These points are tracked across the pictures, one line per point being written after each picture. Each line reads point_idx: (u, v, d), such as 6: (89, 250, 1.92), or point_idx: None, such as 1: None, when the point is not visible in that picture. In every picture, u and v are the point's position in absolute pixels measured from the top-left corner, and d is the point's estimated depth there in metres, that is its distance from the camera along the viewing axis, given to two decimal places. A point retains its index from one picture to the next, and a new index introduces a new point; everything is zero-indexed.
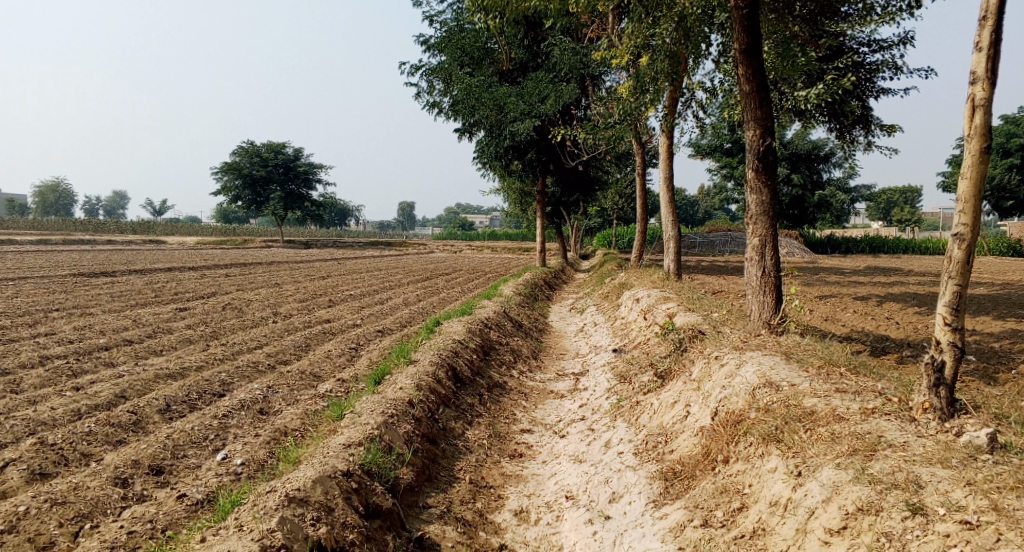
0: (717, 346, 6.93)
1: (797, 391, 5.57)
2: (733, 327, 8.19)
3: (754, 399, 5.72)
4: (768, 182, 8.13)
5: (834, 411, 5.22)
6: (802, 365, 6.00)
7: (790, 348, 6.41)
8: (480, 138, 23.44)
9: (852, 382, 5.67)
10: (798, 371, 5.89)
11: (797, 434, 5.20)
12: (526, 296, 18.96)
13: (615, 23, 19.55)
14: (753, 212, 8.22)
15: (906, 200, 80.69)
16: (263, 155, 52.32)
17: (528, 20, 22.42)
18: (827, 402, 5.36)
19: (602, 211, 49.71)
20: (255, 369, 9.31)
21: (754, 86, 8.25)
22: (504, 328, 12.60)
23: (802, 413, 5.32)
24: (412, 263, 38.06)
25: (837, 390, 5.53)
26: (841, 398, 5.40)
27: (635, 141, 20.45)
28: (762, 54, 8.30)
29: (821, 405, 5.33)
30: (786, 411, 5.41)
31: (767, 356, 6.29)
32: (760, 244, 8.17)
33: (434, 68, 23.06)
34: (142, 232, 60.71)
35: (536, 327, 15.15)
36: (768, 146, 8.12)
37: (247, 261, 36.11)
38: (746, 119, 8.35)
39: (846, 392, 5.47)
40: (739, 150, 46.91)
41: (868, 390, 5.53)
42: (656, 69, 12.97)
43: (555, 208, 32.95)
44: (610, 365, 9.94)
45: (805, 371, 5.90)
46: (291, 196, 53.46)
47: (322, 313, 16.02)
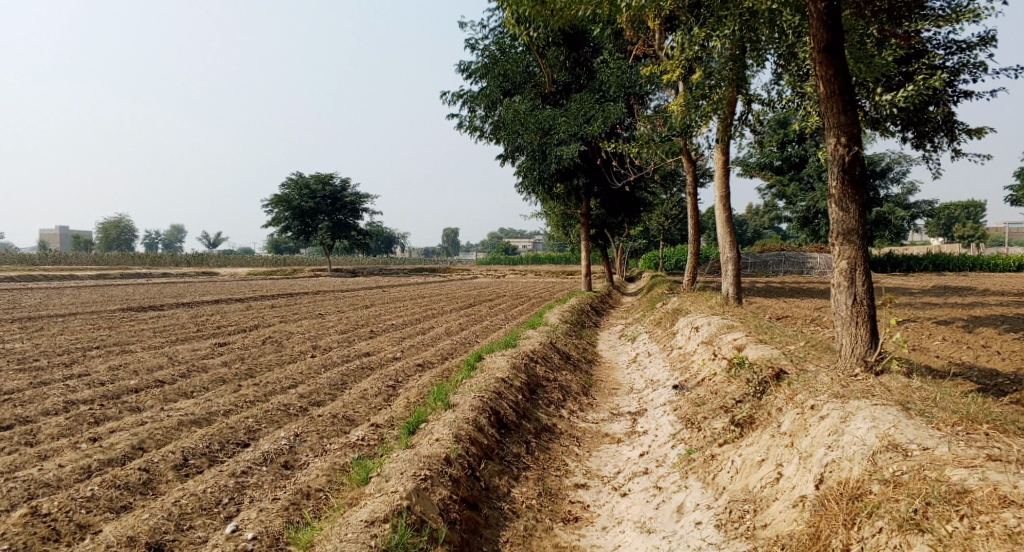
0: (810, 392, 5.89)
1: (933, 459, 4.53)
2: (820, 364, 7.13)
3: (874, 468, 4.70)
4: (856, 197, 7.12)
5: (993, 492, 4.14)
6: (931, 421, 4.93)
7: (908, 398, 5.33)
8: (524, 163, 22.71)
9: (1006, 447, 4.55)
10: (928, 430, 4.82)
11: (949, 525, 4.16)
12: (575, 324, 17.99)
13: (662, 39, 18.62)
14: (839, 231, 7.22)
15: (969, 215, 76.98)
16: (312, 187, 52.85)
17: (572, 41, 21.83)
18: (980, 477, 4.29)
19: (649, 232, 48.45)
20: (285, 412, 8.56)
21: (836, 88, 7.27)
22: (553, 362, 11.64)
23: (951, 492, 4.27)
24: (457, 290, 37.43)
25: (988, 458, 4.44)
26: (1000, 471, 4.30)
27: (685, 160, 19.41)
28: (845, 52, 7.31)
29: (976, 482, 4.27)
30: (922, 488, 4.37)
31: (880, 406, 5.25)
32: (848, 267, 7.13)
33: (475, 94, 22.51)
34: (196, 265, 61.80)
35: (587, 358, 14.17)
36: (856, 156, 7.12)
37: (294, 290, 35.95)
38: (827, 124, 7.37)
39: (1004, 461, 4.38)
40: (790, 168, 45.62)
41: None
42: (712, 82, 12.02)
43: (601, 229, 31.93)
44: (672, 405, 8.92)
45: (936, 430, 4.82)
46: (339, 226, 53.70)
47: (363, 346, 15.34)
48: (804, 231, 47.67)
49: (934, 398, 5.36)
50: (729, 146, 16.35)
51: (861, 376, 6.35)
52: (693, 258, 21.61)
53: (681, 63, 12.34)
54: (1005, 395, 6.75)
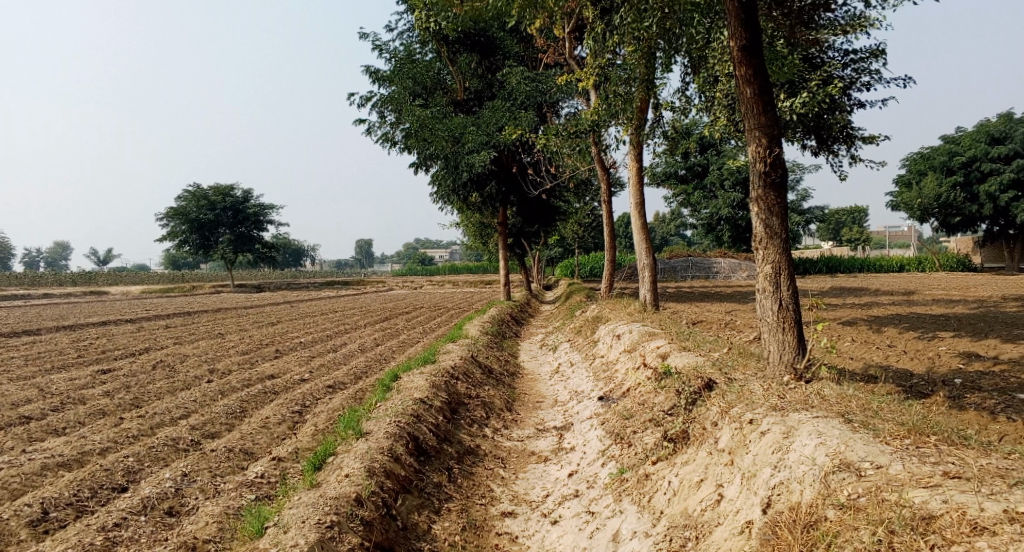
0: (748, 406, 5.65)
1: (890, 481, 4.32)
2: (749, 373, 6.93)
3: (827, 491, 4.47)
4: (779, 200, 6.97)
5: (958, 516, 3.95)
6: (878, 435, 4.76)
7: (851, 410, 5.16)
8: (436, 171, 22.09)
9: (960, 461, 4.41)
10: (878, 445, 4.64)
11: None
12: (494, 335, 17.52)
13: (571, 48, 18.49)
14: (762, 235, 7.05)
15: (854, 220, 81.57)
16: (211, 199, 50.38)
17: (482, 48, 21.47)
18: (942, 499, 4.10)
19: (561, 241, 48.69)
20: (174, 447, 7.66)
21: (756, 89, 7.15)
22: (473, 378, 11.13)
23: (916, 519, 4.06)
24: (369, 303, 36.29)
25: (946, 475, 4.28)
26: (962, 490, 4.13)
27: (598, 167, 19.35)
28: (764, 53, 7.22)
29: (940, 506, 4.06)
30: (882, 515, 4.15)
31: (822, 419, 5.06)
32: (773, 272, 6.97)
33: (383, 99, 21.67)
34: (84, 284, 57.73)
35: (507, 371, 13.72)
36: (777, 158, 6.98)
37: (192, 309, 33.84)
38: (749, 126, 7.23)
39: (961, 478, 4.23)
40: (693, 177, 47.15)
41: (990, 473, 4.25)
42: (625, 87, 11.83)
43: (515, 239, 31.74)
44: (599, 418, 8.57)
45: (887, 444, 4.65)
46: (241, 239, 51.35)
47: (267, 367, 14.34)
48: (708, 237, 49.12)
49: (875, 407, 5.20)
50: (642, 153, 16.34)
51: (793, 385, 6.16)
52: (609, 265, 21.57)
53: (593, 67, 12.11)
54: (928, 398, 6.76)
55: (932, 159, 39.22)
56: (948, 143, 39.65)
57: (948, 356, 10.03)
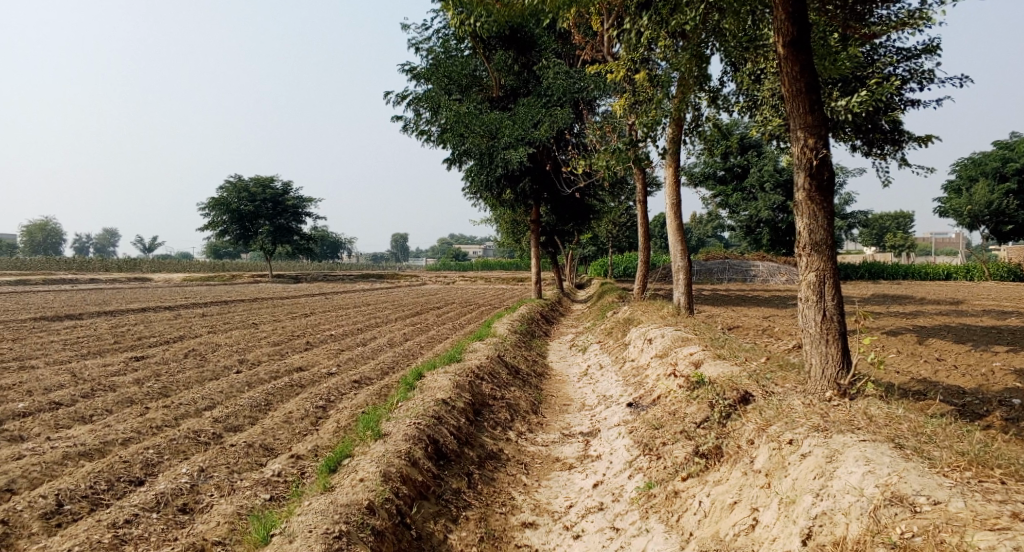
0: (788, 425, 5.33)
1: (952, 522, 4.00)
2: (789, 387, 6.54)
3: (879, 528, 4.17)
4: (825, 205, 6.58)
5: None
6: (934, 465, 4.43)
7: (903, 435, 4.83)
8: (471, 167, 21.90)
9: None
10: (935, 477, 4.32)
11: None
12: (524, 335, 17.26)
13: (610, 44, 18.14)
14: (806, 241, 6.66)
15: (898, 226, 79.46)
16: (251, 190, 51.01)
17: (520, 43, 21.19)
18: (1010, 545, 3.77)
19: (596, 239, 48.22)
20: (194, 439, 7.56)
21: (804, 86, 6.75)
22: (500, 378, 10.89)
23: None
24: (402, 297, 36.32)
25: (1014, 515, 3.94)
26: None
27: (635, 166, 18.97)
28: (812, 48, 6.81)
29: None
30: None
31: (870, 443, 4.74)
32: (817, 280, 6.58)
33: (419, 96, 21.54)
34: (127, 270, 58.92)
35: (536, 372, 13.45)
36: (824, 159, 6.58)
37: (229, 298, 34.19)
38: (793, 125, 6.83)
39: None
40: (732, 179, 46.55)
41: None
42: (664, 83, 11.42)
43: (549, 236, 31.43)
44: (627, 426, 8.24)
45: (944, 477, 4.33)
46: (279, 230, 51.85)
47: (296, 359, 14.27)
48: (746, 239, 48.21)
49: (929, 432, 4.87)
50: (680, 152, 15.93)
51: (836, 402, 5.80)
52: (644, 266, 21.16)
53: (630, 63, 11.77)
54: (982, 421, 6.32)
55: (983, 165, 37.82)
56: (1001, 149, 38.20)
57: (1001, 374, 9.47)
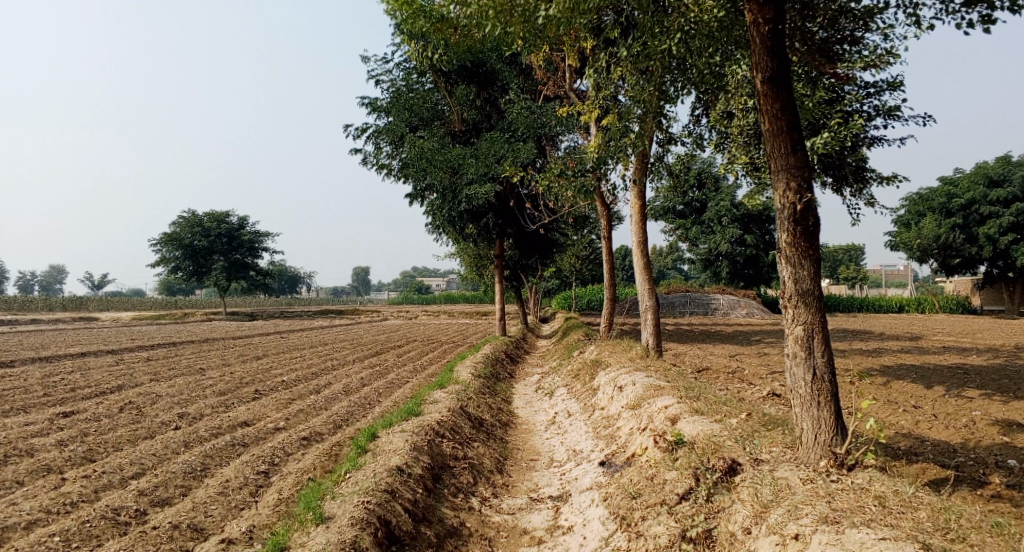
0: (795, 516, 5.25)
1: None
2: (779, 460, 6.06)
3: None
4: (811, 254, 6.16)
5: None
6: None
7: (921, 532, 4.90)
8: (433, 202, 21.25)
9: None
10: None
11: None
12: (487, 379, 16.50)
13: (571, 80, 17.96)
14: (792, 290, 6.21)
15: (850, 257, 80.94)
16: (205, 225, 49.58)
17: (481, 79, 20.83)
18: None
19: (560, 273, 47.80)
20: (112, 520, 6.67)
21: (785, 126, 6.36)
22: (462, 434, 10.11)
23: None
24: (362, 335, 35.25)
25: None
26: None
27: (600, 203, 18.56)
28: (793, 86, 6.43)
29: None
30: None
31: (893, 547, 4.75)
32: (805, 334, 6.11)
33: (380, 129, 20.95)
34: (72, 309, 56.46)
35: (501, 421, 12.71)
36: (809, 205, 6.19)
37: (178, 339, 32.67)
38: (774, 167, 6.42)
39: None
40: (691, 212, 46.88)
41: None
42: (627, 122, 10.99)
43: (512, 271, 30.86)
44: (600, 491, 7.60)
45: None
46: (234, 266, 50.25)
47: (242, 411, 13.29)
48: (706, 272, 48.30)
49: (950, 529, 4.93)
50: (646, 188, 15.55)
51: (838, 487, 5.51)
52: (609, 303, 20.63)
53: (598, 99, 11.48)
54: (982, 500, 5.86)
55: (931, 200, 38.42)
56: (946, 185, 39.05)
57: (983, 424, 9.08)
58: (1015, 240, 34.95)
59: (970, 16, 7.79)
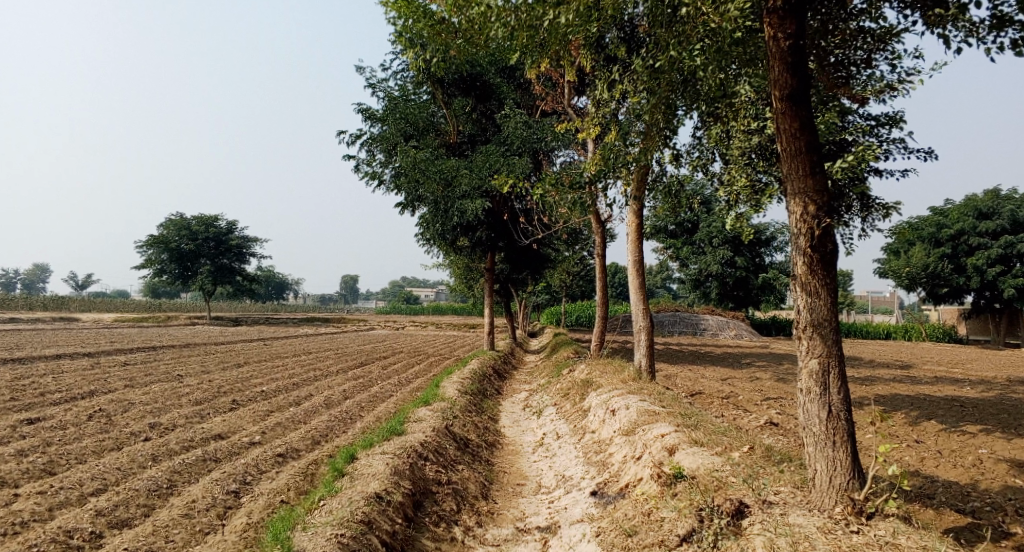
0: None
1: None
2: (794, 506, 5.79)
3: None
4: (828, 282, 5.86)
5: None
6: None
7: None
8: (425, 214, 20.78)
9: None
10: None
11: None
12: (474, 396, 16.01)
13: (570, 95, 17.63)
14: (806, 321, 5.91)
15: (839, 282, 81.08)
16: (193, 228, 48.94)
17: (480, 92, 20.55)
18: None
19: (550, 289, 47.36)
20: (61, 544, 6.38)
21: (803, 145, 6.02)
22: (447, 456, 9.63)
23: None
24: (348, 344, 34.63)
25: None
26: None
27: (594, 220, 18.14)
28: (812, 103, 6.11)
29: None
30: None
31: None
32: (819, 368, 5.85)
33: (373, 136, 20.50)
34: (54, 309, 55.41)
35: (488, 442, 12.20)
36: (827, 231, 5.86)
37: (159, 343, 31.91)
38: (790, 189, 6.09)
39: None
40: (683, 232, 46.63)
41: None
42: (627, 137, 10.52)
43: (503, 285, 30.35)
44: (594, 526, 7.16)
45: None
46: (221, 270, 49.50)
47: (216, 424, 12.71)
48: (695, 293, 47.94)
49: None
50: (644, 206, 15.17)
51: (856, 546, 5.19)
52: (601, 322, 20.17)
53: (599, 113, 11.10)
54: None
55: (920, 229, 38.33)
56: (935, 214, 38.97)
57: (992, 463, 8.68)
58: (1002, 272, 34.97)
59: (1001, 39, 7.54)
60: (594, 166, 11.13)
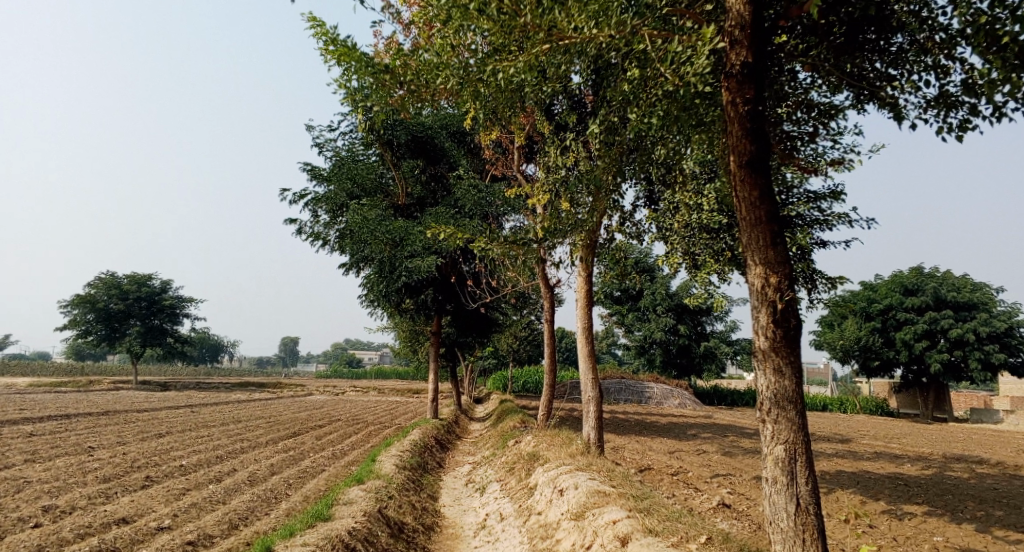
0: None
1: None
2: None
3: None
4: (792, 361, 5.94)
5: None
6: None
7: None
8: (370, 276, 20.09)
9: None
10: None
11: None
12: (412, 470, 15.12)
13: (519, 162, 17.46)
14: (770, 404, 6.00)
15: None
16: (124, 287, 46.85)
17: (430, 155, 20.31)
18: None
19: (495, 353, 46.63)
20: None
21: (763, 215, 6.16)
22: (378, 545, 8.90)
23: None
24: (283, 411, 33.03)
25: None
26: None
27: (542, 283, 17.67)
28: (772, 174, 6.25)
29: None
30: None
31: None
32: (786, 456, 5.91)
33: (318, 197, 19.91)
34: None
35: (425, 524, 11.37)
36: (790, 305, 5.96)
37: (77, 409, 29.82)
38: (752, 259, 6.18)
39: None
40: (628, 299, 46.87)
41: None
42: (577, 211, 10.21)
43: (448, 350, 29.56)
44: None
45: None
46: (152, 331, 47.19)
47: (124, 504, 11.53)
48: (639, 360, 47.84)
49: None
50: (593, 272, 14.89)
51: None
52: (549, 390, 19.51)
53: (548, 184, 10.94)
54: None
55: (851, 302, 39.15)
56: (866, 288, 39.96)
57: None
58: (928, 346, 35.80)
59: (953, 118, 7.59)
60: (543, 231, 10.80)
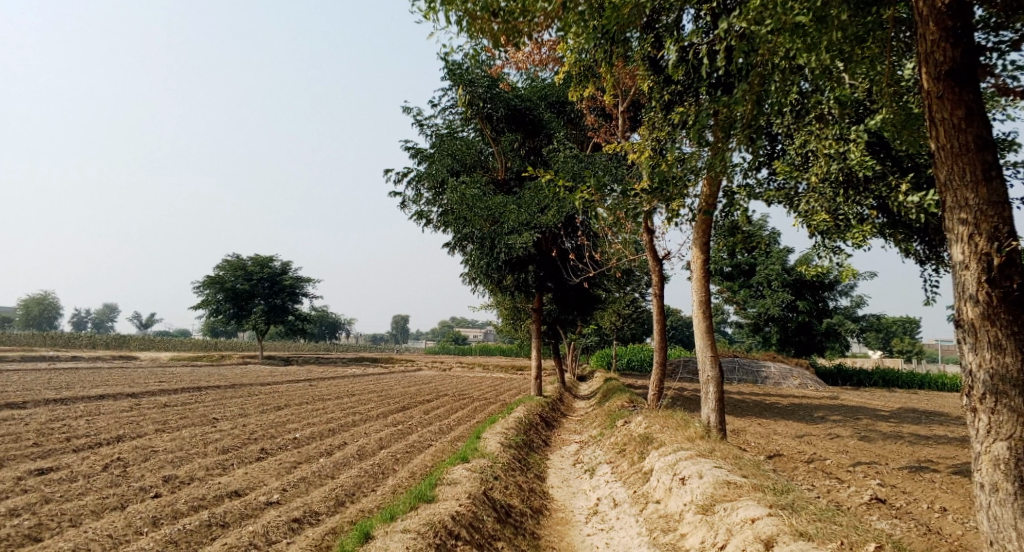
0: None
1: None
2: None
3: None
4: (1015, 332, 5.28)
5: None
6: None
7: None
8: (472, 252, 19.57)
9: None
10: None
11: None
12: (520, 449, 14.51)
13: (624, 126, 16.22)
14: (988, 389, 5.35)
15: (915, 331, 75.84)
16: (249, 268, 49.12)
17: (528, 127, 19.44)
18: None
19: (601, 331, 45.51)
20: None
21: (971, 140, 5.46)
22: (484, 532, 8.27)
23: None
24: (393, 386, 33.37)
25: None
26: None
27: (650, 255, 16.35)
28: (979, 87, 5.53)
29: None
30: None
31: None
32: (1009, 456, 5.24)
33: (420, 174, 19.50)
34: (115, 348, 56.23)
35: (535, 508, 10.68)
36: (1011, 255, 5.29)
37: (206, 383, 31.23)
38: (957, 198, 5.51)
39: None
40: (741, 274, 44.51)
41: None
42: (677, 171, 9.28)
43: (551, 327, 28.85)
44: None
45: None
46: (275, 310, 49.31)
47: (233, 477, 11.49)
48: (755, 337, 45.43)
49: None
50: (709, 240, 13.70)
51: None
52: (659, 370, 18.32)
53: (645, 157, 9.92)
54: None
55: None
56: None
57: None
58: None
59: None
60: (645, 189, 9.67)
